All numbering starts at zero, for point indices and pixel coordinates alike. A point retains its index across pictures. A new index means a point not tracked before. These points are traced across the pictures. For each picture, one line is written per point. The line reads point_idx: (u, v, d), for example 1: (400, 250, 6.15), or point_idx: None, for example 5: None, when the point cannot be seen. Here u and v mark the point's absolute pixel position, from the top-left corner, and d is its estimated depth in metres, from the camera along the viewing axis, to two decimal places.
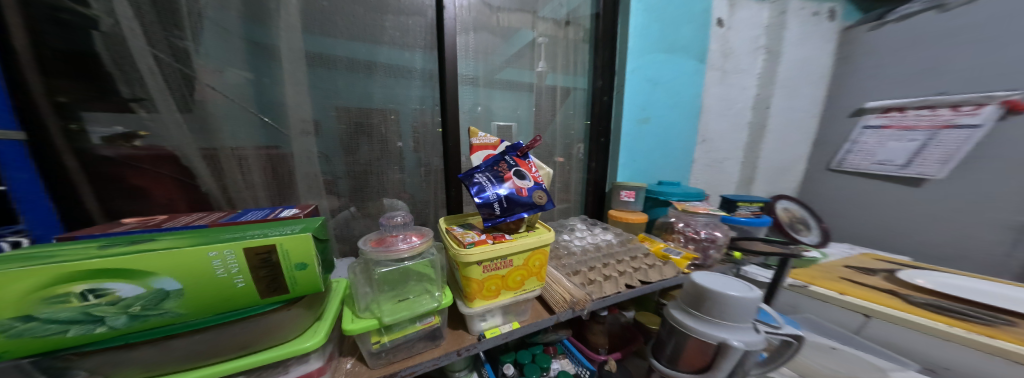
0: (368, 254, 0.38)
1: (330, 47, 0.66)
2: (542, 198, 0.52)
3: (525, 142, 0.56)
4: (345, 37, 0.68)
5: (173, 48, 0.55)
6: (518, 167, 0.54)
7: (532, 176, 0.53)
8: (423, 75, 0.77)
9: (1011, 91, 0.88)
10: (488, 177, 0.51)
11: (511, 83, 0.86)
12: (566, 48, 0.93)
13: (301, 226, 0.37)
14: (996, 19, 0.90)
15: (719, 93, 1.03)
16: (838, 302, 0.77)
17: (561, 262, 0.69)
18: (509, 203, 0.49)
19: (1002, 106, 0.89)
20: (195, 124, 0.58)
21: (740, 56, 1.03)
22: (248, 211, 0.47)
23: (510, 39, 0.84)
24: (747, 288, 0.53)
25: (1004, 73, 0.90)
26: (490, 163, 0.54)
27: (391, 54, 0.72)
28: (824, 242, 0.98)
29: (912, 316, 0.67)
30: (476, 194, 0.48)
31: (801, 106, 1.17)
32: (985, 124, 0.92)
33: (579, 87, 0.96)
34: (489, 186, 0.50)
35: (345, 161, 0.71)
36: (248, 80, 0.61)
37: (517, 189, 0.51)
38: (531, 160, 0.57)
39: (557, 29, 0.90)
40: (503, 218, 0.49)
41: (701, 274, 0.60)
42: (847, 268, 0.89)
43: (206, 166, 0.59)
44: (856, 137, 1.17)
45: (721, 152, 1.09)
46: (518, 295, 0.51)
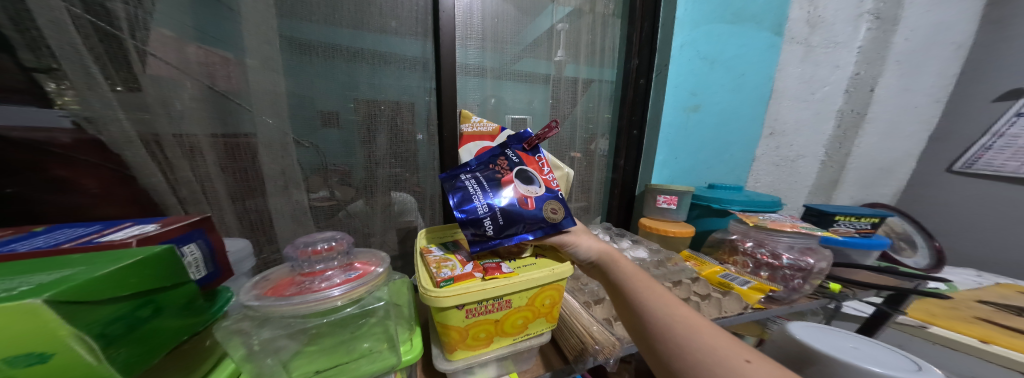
0: (254, 308, 0.26)
1: (305, 31, 0.55)
2: (557, 212, 0.36)
3: (535, 131, 0.41)
4: (322, 20, 0.55)
5: (98, 8, 0.44)
6: (523, 166, 0.39)
7: (543, 180, 0.38)
8: (417, 63, 0.62)
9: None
10: (478, 180, 0.37)
11: (526, 74, 0.70)
12: (593, 26, 0.75)
13: (68, 271, 0.21)
14: None
15: (799, 74, 0.81)
16: (981, 353, 0.54)
17: (580, 285, 0.55)
18: (509, 219, 0.34)
19: None
20: (132, 102, 0.47)
21: (832, 26, 0.79)
22: (62, 229, 0.31)
23: (532, 21, 0.69)
24: (913, 369, 0.39)
25: None
26: (484, 160, 0.40)
27: (378, 40, 0.59)
28: (937, 268, 0.74)
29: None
30: (458, 206, 0.34)
31: (912, 90, 0.89)
32: None
33: (606, 78, 0.79)
34: (479, 196, 0.35)
35: (318, 151, 0.59)
36: (198, 49, 0.50)
37: (521, 200, 0.35)
38: (542, 154, 0.42)
39: (582, 2, 0.73)
40: (498, 241, 0.34)
41: (808, 328, 0.49)
42: (985, 306, 0.64)
43: (147, 155, 0.48)
44: (1001, 129, 0.85)
45: (792, 149, 0.87)
46: (518, 342, 0.36)
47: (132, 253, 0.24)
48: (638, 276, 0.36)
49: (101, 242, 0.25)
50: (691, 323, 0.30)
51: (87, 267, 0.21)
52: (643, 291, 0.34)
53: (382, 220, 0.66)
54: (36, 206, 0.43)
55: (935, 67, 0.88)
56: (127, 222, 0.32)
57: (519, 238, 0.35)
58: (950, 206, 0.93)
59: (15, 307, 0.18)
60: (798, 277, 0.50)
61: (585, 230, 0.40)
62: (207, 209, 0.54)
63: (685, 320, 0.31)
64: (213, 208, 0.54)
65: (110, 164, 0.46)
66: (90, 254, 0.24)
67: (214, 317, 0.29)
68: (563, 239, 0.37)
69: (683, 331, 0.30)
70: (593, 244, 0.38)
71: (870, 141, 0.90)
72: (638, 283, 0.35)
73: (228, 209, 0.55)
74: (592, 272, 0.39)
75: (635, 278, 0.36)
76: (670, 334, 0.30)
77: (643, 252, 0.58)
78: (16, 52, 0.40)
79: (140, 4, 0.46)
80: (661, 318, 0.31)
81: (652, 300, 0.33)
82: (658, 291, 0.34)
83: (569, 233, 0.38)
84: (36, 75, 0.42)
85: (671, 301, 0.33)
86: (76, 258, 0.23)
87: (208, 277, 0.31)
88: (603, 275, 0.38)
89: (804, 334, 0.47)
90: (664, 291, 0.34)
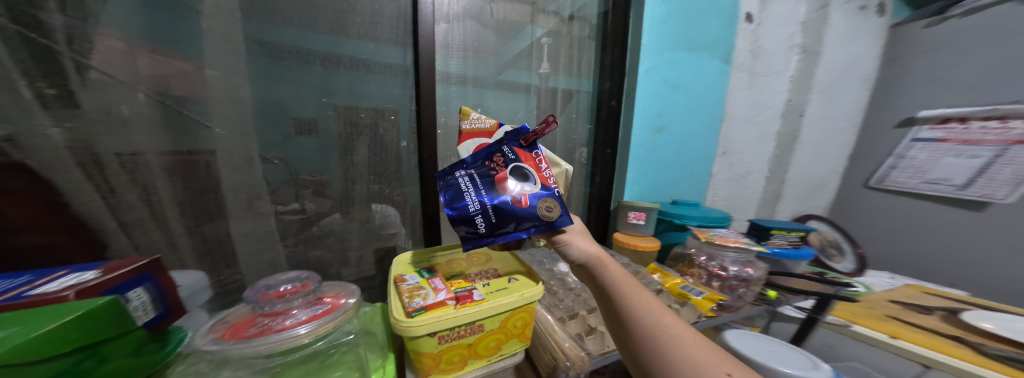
0: (211, 353, 0.25)
1: (277, 35, 0.53)
2: (552, 210, 0.38)
3: (533, 127, 0.42)
4: (293, 25, 0.54)
5: (31, 19, 0.40)
6: (519, 162, 0.41)
7: (540, 177, 0.40)
8: (400, 71, 0.62)
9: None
10: (471, 179, 0.39)
11: (510, 84, 0.73)
12: (570, 47, 0.80)
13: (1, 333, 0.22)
14: None
15: (747, 98, 0.91)
16: (890, 348, 0.61)
17: (556, 301, 0.56)
18: (501, 218, 0.36)
19: None
20: (68, 119, 0.43)
21: (772, 56, 0.90)
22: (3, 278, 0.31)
23: (513, 38, 0.72)
24: (811, 367, 0.46)
25: None
26: (482, 155, 0.42)
27: (358, 47, 0.59)
28: (861, 271, 0.87)
29: (986, 370, 0.51)
30: (449, 203, 0.37)
31: (839, 112, 1.02)
32: None
33: (584, 89, 0.83)
34: (471, 193, 0.38)
35: (289, 167, 0.57)
36: (150, 59, 0.46)
37: (514, 198, 0.37)
38: (539, 151, 0.43)
39: (559, 24, 0.77)
40: (490, 239, 0.37)
41: (741, 335, 0.55)
42: (893, 305, 0.73)
43: (83, 178, 0.44)
44: (904, 151, 0.98)
45: (744, 165, 0.97)
46: (492, 363, 0.37)
47: (70, 308, 0.24)
48: (627, 281, 0.37)
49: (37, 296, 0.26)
50: (674, 332, 0.32)
51: (20, 327, 0.22)
52: (630, 296, 0.35)
53: (360, 234, 0.65)
54: None
55: (853, 96, 1.03)
56: (61, 271, 0.32)
57: (512, 235, 0.37)
58: (876, 216, 1.05)
59: None
60: (742, 286, 0.56)
61: (579, 232, 0.41)
62: (156, 234, 0.49)
63: (668, 328, 0.32)
64: (162, 233, 0.50)
65: (37, 188, 0.42)
66: (22, 310, 0.24)
67: (166, 358, 0.31)
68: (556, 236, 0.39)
69: (666, 340, 0.31)
70: (588, 247, 0.39)
71: (805, 159, 1.02)
72: (625, 288, 0.36)
73: (181, 233, 0.51)
74: (582, 274, 0.40)
75: (624, 283, 0.36)
76: (653, 342, 0.32)
77: None
78: None
79: (82, 15, 0.43)
80: (645, 323, 0.33)
81: (637, 306, 0.34)
82: (645, 297, 0.35)
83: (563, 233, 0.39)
84: None
85: (658, 308, 0.34)
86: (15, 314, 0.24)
87: (156, 318, 0.31)
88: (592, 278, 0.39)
89: (736, 342, 0.52)
90: (652, 296, 0.36)
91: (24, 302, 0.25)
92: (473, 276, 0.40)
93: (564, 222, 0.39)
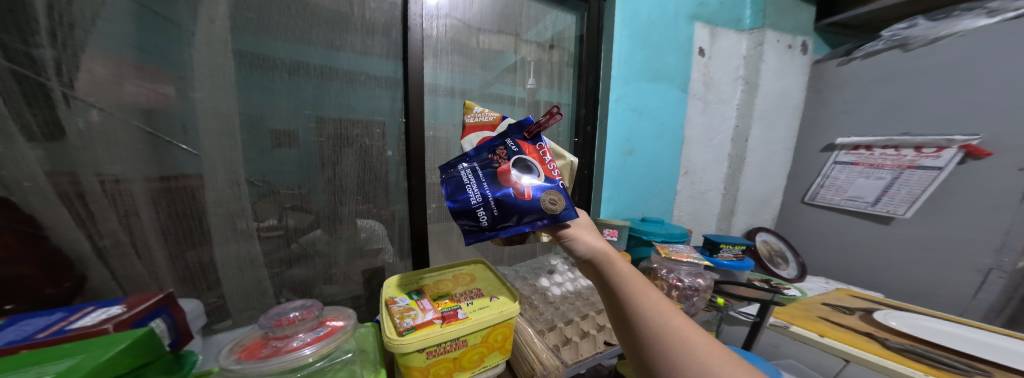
0: (230, 372, 0.28)
1: (269, 48, 0.56)
2: (556, 203, 0.42)
3: (536, 119, 0.45)
4: (284, 38, 0.56)
5: (18, 55, 0.42)
6: (522, 155, 0.44)
7: (543, 170, 0.44)
8: (392, 84, 0.66)
9: (971, 135, 0.83)
10: (474, 173, 0.44)
11: (498, 97, 0.80)
12: (551, 73, 0.88)
13: (69, 362, 0.23)
14: (958, 61, 0.84)
15: (702, 123, 1.03)
16: (818, 345, 0.67)
17: (536, 313, 0.60)
18: (501, 211, 0.41)
19: (962, 150, 0.84)
20: (53, 157, 0.44)
21: (721, 86, 1.04)
22: (31, 317, 0.33)
23: (496, 62, 0.79)
24: None
25: (966, 117, 0.83)
26: (487, 147, 0.47)
27: (355, 61, 0.62)
28: (802, 277, 0.96)
29: (889, 362, 0.59)
30: (451, 196, 0.42)
31: (777, 139, 1.13)
32: (948, 167, 0.86)
33: (565, 102, 0.91)
34: (472, 187, 0.43)
35: (274, 193, 0.59)
36: (138, 87, 0.48)
37: (516, 190, 0.41)
38: (542, 143, 0.47)
39: (541, 52, 0.85)
40: (490, 232, 0.41)
41: None
42: (826, 307, 0.80)
43: (66, 212, 0.45)
44: (827, 172, 1.09)
45: (704, 183, 1.08)
46: (476, 374, 0.41)
47: (119, 339, 0.26)
48: (634, 279, 0.37)
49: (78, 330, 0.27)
50: (680, 331, 0.32)
51: (85, 356, 0.24)
52: (637, 294, 0.36)
53: (347, 249, 0.67)
54: None
55: (790, 122, 1.14)
56: (89, 307, 0.34)
57: (513, 228, 0.41)
58: (815, 230, 1.14)
59: None
60: (695, 295, 0.63)
61: (586, 228, 0.43)
62: (136, 261, 0.51)
63: (675, 328, 0.33)
64: (142, 258, 0.51)
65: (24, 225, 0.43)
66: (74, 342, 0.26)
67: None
68: (562, 231, 0.42)
69: (671, 338, 0.32)
70: (597, 244, 0.41)
71: (752, 178, 1.12)
72: (632, 285, 0.37)
73: (162, 259, 0.52)
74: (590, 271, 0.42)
75: (631, 280, 0.37)
76: (657, 339, 0.32)
77: None
78: None
79: (71, 50, 0.44)
80: (651, 321, 0.34)
81: (644, 304, 0.35)
82: (653, 295, 0.36)
83: (569, 228, 0.42)
84: None
85: (666, 308, 0.35)
86: (66, 348, 0.25)
87: (174, 344, 0.33)
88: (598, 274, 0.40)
89: None
90: (660, 295, 0.36)
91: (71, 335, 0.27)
92: (458, 296, 0.44)
93: (569, 215, 0.42)
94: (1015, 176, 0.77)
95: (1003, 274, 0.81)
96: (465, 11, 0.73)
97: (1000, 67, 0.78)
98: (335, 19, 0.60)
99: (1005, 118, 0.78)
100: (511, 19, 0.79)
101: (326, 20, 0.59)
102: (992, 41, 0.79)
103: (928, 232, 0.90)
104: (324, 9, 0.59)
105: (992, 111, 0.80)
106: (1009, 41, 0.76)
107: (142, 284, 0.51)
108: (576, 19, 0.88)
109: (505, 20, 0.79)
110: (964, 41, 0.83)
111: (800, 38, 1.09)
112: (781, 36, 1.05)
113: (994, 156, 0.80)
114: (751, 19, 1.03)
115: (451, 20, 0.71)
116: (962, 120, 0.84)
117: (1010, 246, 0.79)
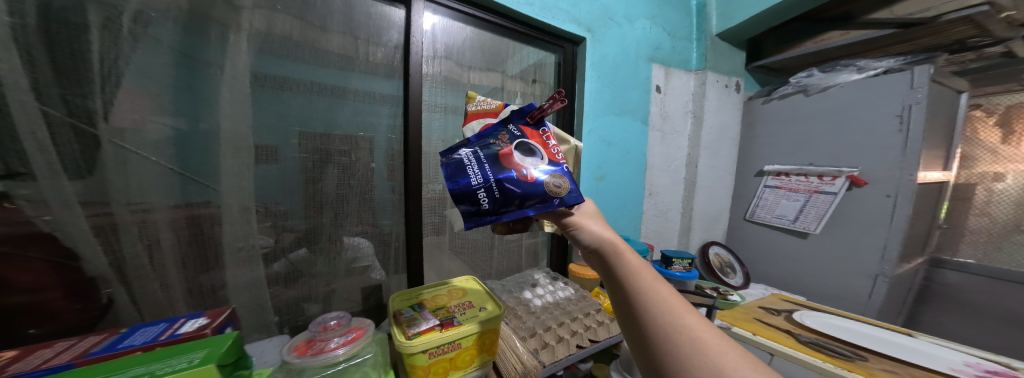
0: (293, 365, 0.36)
1: (287, 70, 0.64)
2: (561, 186, 0.44)
3: (537, 106, 0.49)
4: (299, 63, 0.65)
5: (70, 107, 0.49)
6: (524, 139, 0.48)
7: (546, 154, 0.48)
8: (394, 100, 0.75)
9: (853, 168, 1.01)
10: (475, 156, 0.46)
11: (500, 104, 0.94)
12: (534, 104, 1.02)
13: (201, 351, 0.36)
14: (843, 106, 1.03)
15: (661, 151, 1.19)
16: (752, 343, 0.75)
17: (520, 322, 0.69)
18: (503, 194, 0.43)
19: (848, 179, 1.01)
20: (88, 193, 0.50)
21: (675, 119, 1.21)
22: (141, 328, 0.42)
23: (484, 92, 0.91)
24: None
25: (849, 153, 1.02)
26: (490, 132, 0.50)
27: (364, 81, 0.72)
28: (746, 284, 1.14)
29: (802, 354, 0.66)
30: (451, 177, 0.45)
31: (721, 166, 1.31)
32: (840, 193, 1.03)
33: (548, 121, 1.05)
34: (473, 169, 0.45)
35: (281, 215, 0.65)
36: (160, 125, 0.54)
37: (520, 172, 0.44)
38: (546, 128, 0.51)
39: (525, 87, 0.99)
40: (490, 217, 0.43)
41: None
42: (760, 310, 0.89)
43: (96, 241, 0.51)
44: (760, 194, 1.27)
45: (665, 203, 1.23)
46: (468, 373, 0.49)
47: (223, 338, 0.39)
48: (644, 272, 0.36)
49: (189, 334, 0.39)
50: (692, 330, 0.30)
51: (209, 348, 0.37)
52: (646, 290, 0.34)
53: (344, 265, 0.73)
54: None
55: (732, 149, 1.33)
56: (181, 318, 0.44)
57: (512, 212, 0.43)
58: (757, 243, 1.28)
59: (200, 370, 0.33)
60: None
61: (591, 217, 0.43)
62: (155, 283, 0.56)
63: (687, 328, 0.31)
64: (160, 280, 0.56)
65: (57, 256, 0.49)
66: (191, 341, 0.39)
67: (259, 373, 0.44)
68: (565, 221, 0.42)
69: (682, 338, 0.30)
70: (607, 234, 0.40)
71: (705, 198, 1.28)
72: (641, 279, 0.35)
73: (178, 280, 0.57)
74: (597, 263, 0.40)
75: (641, 274, 0.36)
76: (668, 337, 0.31)
77: (569, 292, 0.80)
78: None
79: (111, 99, 0.51)
80: (661, 318, 0.32)
81: (653, 300, 0.33)
82: (665, 292, 0.34)
83: (573, 216, 0.42)
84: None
85: (679, 305, 0.33)
86: (192, 344, 0.38)
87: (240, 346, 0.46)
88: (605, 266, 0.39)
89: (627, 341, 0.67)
90: (672, 291, 0.34)
91: (184, 337, 0.39)
92: (453, 307, 0.52)
93: (575, 198, 0.44)
94: (885, 201, 0.95)
95: (887, 280, 0.95)
96: (457, 53, 0.85)
97: (870, 111, 0.97)
98: (343, 64, 0.69)
99: (874, 154, 0.97)
100: (495, 60, 0.92)
101: (335, 65, 0.69)
102: (865, 90, 0.99)
103: (838, 242, 1.05)
104: (334, 55, 0.68)
105: (865, 149, 0.99)
106: (876, 91, 0.96)
107: (157, 306, 0.56)
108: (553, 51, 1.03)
109: (494, 60, 0.92)
110: (845, 91, 1.03)
111: (734, 79, 1.30)
112: (719, 77, 1.26)
113: (870, 185, 0.98)
114: (696, 61, 1.23)
115: (445, 61, 0.83)
116: (847, 156, 1.03)
117: (887, 257, 0.95)
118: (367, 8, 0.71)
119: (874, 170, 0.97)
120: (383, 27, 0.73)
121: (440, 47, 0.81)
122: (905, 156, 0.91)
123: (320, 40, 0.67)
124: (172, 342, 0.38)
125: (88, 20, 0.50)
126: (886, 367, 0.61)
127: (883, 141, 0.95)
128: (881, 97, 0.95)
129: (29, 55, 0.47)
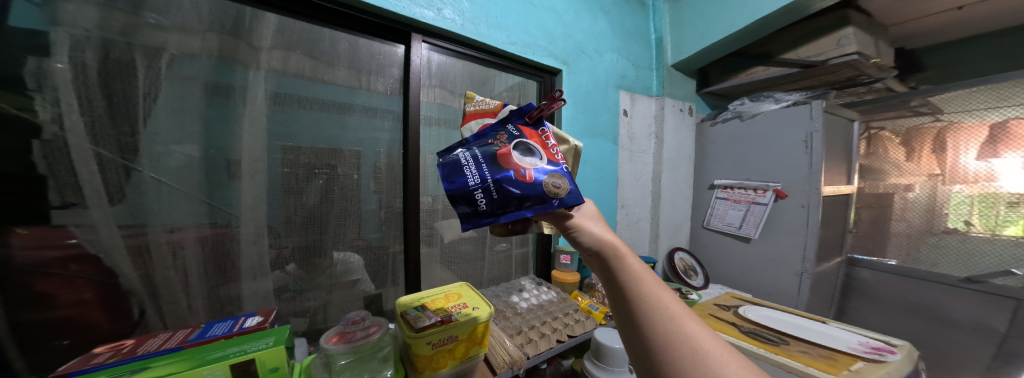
0: (329, 350, 0.46)
1: (294, 90, 0.72)
2: (559, 187, 0.51)
3: (536, 108, 0.57)
4: (307, 95, 0.73)
5: (119, 144, 0.57)
6: (523, 139, 0.57)
7: (546, 154, 0.56)
8: (393, 121, 0.85)
9: (776, 183, 1.20)
10: (472, 156, 0.54)
11: None
12: None
13: (270, 338, 0.44)
14: (767, 131, 1.23)
15: (630, 167, 1.34)
16: None
17: (507, 322, 0.78)
18: (501, 196, 0.50)
19: (774, 193, 1.20)
20: (127, 218, 0.57)
21: (641, 140, 1.38)
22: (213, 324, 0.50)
23: None
24: None
25: (770, 169, 1.22)
26: (490, 131, 0.59)
27: (367, 107, 0.81)
28: (706, 285, 1.29)
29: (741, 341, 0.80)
30: (449, 177, 0.52)
31: (682, 180, 1.48)
32: (769, 203, 1.21)
33: None
34: (471, 169, 0.53)
35: (291, 230, 0.73)
36: (182, 155, 0.62)
37: (518, 173, 0.52)
38: (544, 128, 0.59)
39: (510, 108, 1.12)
40: (489, 216, 0.50)
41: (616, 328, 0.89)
42: (715, 306, 1.03)
43: (129, 260, 0.58)
44: (713, 204, 1.43)
45: (636, 213, 1.37)
46: (465, 362, 0.58)
47: (280, 328, 0.47)
48: (647, 278, 0.38)
49: (254, 327, 0.48)
50: (690, 337, 0.33)
51: (275, 335, 0.45)
52: (648, 296, 0.36)
53: (344, 276, 0.80)
54: (25, 311, 0.51)
55: (689, 167, 1.49)
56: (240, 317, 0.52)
57: (507, 214, 0.50)
58: (715, 248, 1.43)
59: (274, 350, 0.40)
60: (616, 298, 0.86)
61: (591, 219, 0.48)
62: (179, 296, 0.62)
63: (686, 335, 0.33)
64: (184, 293, 0.63)
65: (96, 274, 0.55)
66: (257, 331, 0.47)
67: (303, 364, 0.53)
68: (569, 223, 0.47)
69: (683, 347, 0.33)
70: (611, 239, 0.42)
71: (670, 208, 1.44)
72: (644, 285, 0.37)
73: (199, 293, 0.64)
74: (598, 265, 0.43)
75: (644, 279, 0.38)
76: (668, 344, 0.33)
77: (552, 294, 0.91)
78: (46, 194, 0.52)
79: (149, 137, 0.59)
80: (662, 324, 0.34)
81: (654, 306, 0.36)
82: (668, 298, 0.36)
83: (575, 219, 0.47)
84: (56, 211, 0.53)
85: (680, 313, 0.35)
86: (261, 332, 0.47)
87: None
88: (607, 269, 0.41)
89: (597, 333, 0.78)
90: (675, 299, 0.36)
91: (249, 329, 0.48)
92: (450, 308, 0.62)
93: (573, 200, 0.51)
94: (801, 211, 1.13)
95: (809, 276, 1.12)
96: (449, 82, 0.97)
97: (787, 134, 1.17)
98: (349, 95, 0.78)
99: (788, 171, 1.17)
100: (482, 86, 1.05)
101: (342, 97, 0.78)
102: (781, 118, 1.19)
103: (777, 245, 1.20)
104: (339, 86, 0.77)
105: (786, 168, 1.17)
106: (789, 118, 1.16)
107: (180, 317, 0.63)
108: (536, 82, 1.17)
109: (482, 86, 1.04)
110: (768, 118, 1.22)
111: (687, 104, 1.49)
112: (675, 102, 1.44)
113: (790, 197, 1.16)
114: (657, 87, 1.42)
115: (440, 90, 0.95)
116: (773, 172, 1.21)
117: (808, 257, 1.12)
118: (371, 49, 0.82)
119: (793, 184, 1.15)
120: (384, 64, 0.84)
121: (436, 79, 0.94)
122: (812, 173, 1.10)
123: (328, 74, 0.76)
124: (242, 333, 0.47)
125: (136, 69, 0.58)
126: (802, 349, 0.75)
127: (795, 161, 1.15)
128: (793, 125, 1.15)
129: (86, 101, 0.55)
